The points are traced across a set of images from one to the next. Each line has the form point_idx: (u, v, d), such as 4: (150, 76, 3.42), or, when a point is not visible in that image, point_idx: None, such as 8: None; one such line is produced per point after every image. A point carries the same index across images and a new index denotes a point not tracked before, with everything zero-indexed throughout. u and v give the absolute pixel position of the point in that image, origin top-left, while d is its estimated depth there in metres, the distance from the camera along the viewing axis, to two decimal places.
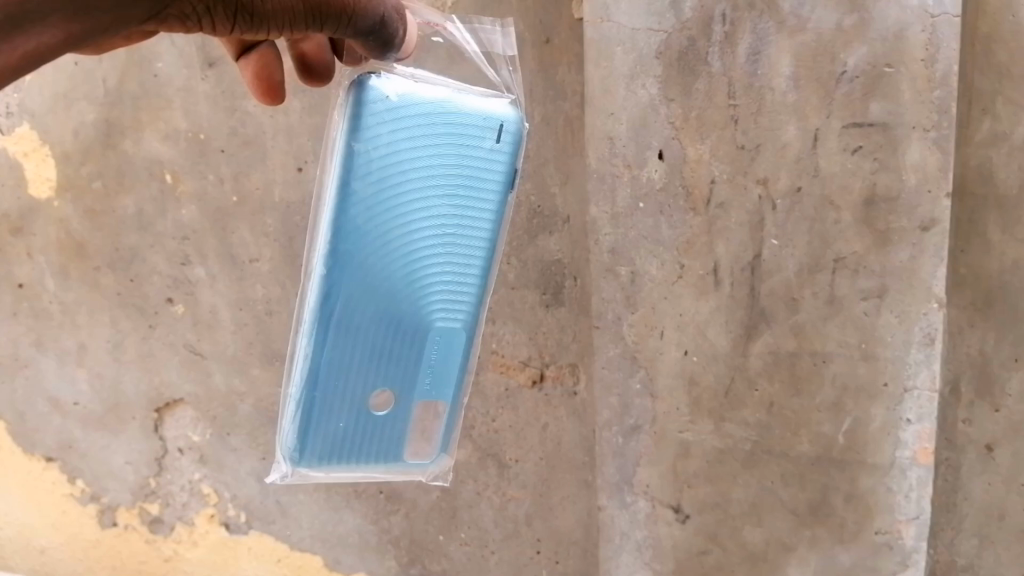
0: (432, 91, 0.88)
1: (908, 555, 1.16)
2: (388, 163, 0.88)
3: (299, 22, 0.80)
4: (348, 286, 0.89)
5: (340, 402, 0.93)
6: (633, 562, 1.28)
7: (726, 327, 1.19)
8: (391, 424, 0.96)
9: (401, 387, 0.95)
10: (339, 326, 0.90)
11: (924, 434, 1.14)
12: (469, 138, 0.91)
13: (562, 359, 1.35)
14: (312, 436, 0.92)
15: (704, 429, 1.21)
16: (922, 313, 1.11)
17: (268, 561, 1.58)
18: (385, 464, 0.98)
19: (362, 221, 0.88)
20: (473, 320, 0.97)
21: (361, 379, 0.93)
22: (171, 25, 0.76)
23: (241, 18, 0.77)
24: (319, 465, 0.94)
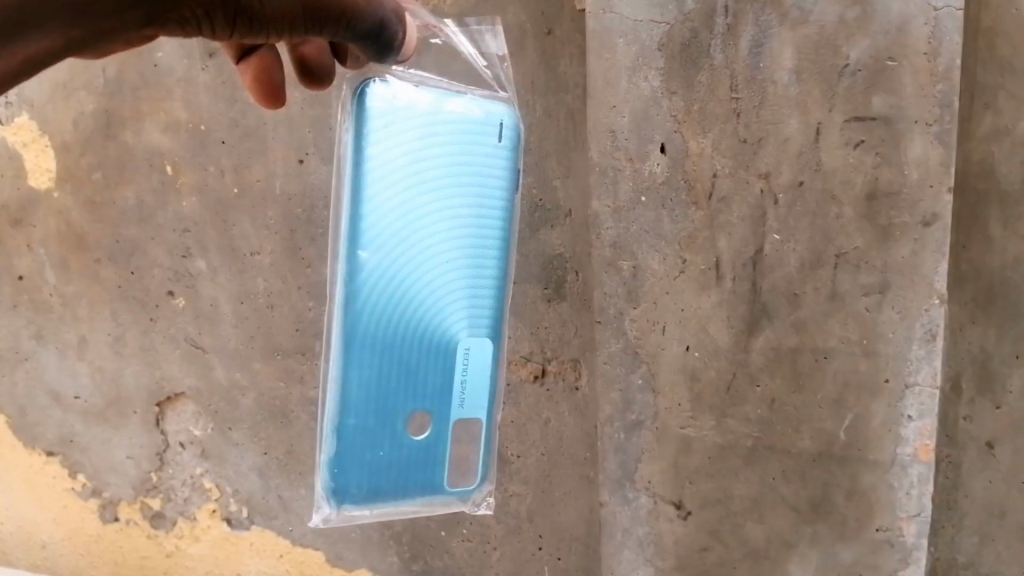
0: (428, 98, 0.94)
1: (909, 553, 1.15)
2: (399, 182, 0.94)
3: (300, 25, 0.77)
4: (371, 308, 0.97)
5: (377, 424, 1.00)
6: (634, 558, 1.28)
7: (727, 322, 1.19)
8: (429, 446, 1.02)
9: (432, 406, 1.01)
10: (365, 348, 0.98)
11: (925, 430, 1.13)
12: (471, 143, 0.95)
13: (564, 355, 1.35)
14: (353, 460, 1.01)
15: (705, 424, 1.21)
16: (923, 309, 1.11)
17: (269, 556, 1.58)
18: (429, 490, 1.03)
19: (381, 244, 0.95)
20: (499, 333, 1.01)
21: (392, 399, 1.00)
22: (168, 31, 0.73)
23: (241, 21, 0.74)
24: (366, 492, 1.02)
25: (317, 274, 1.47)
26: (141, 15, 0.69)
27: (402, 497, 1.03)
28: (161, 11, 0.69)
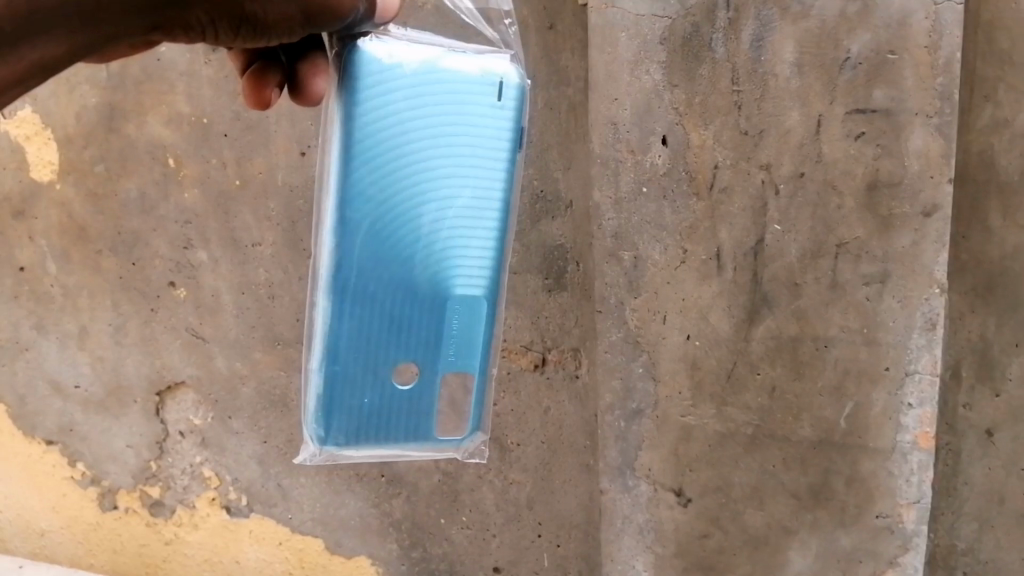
0: (421, 51, 0.86)
1: (909, 539, 1.17)
2: (391, 130, 0.86)
3: (298, 29, 0.80)
4: (360, 256, 0.89)
5: (363, 375, 0.93)
6: (634, 545, 1.29)
7: (728, 312, 1.19)
8: (417, 399, 0.95)
9: (423, 359, 0.94)
10: (355, 298, 0.90)
11: (924, 418, 1.15)
12: (467, 97, 0.88)
13: (564, 344, 1.36)
14: (336, 412, 0.93)
15: (706, 412, 1.22)
16: (923, 298, 1.12)
17: (269, 544, 1.58)
18: (417, 444, 0.97)
19: (372, 192, 0.87)
20: (495, 286, 0.95)
21: (381, 351, 0.93)
22: (173, 33, 0.78)
23: (244, 27, 0.78)
24: (348, 444, 0.95)
25: None
26: (144, 22, 0.73)
27: (387, 445, 0.96)
28: (163, 17, 0.74)
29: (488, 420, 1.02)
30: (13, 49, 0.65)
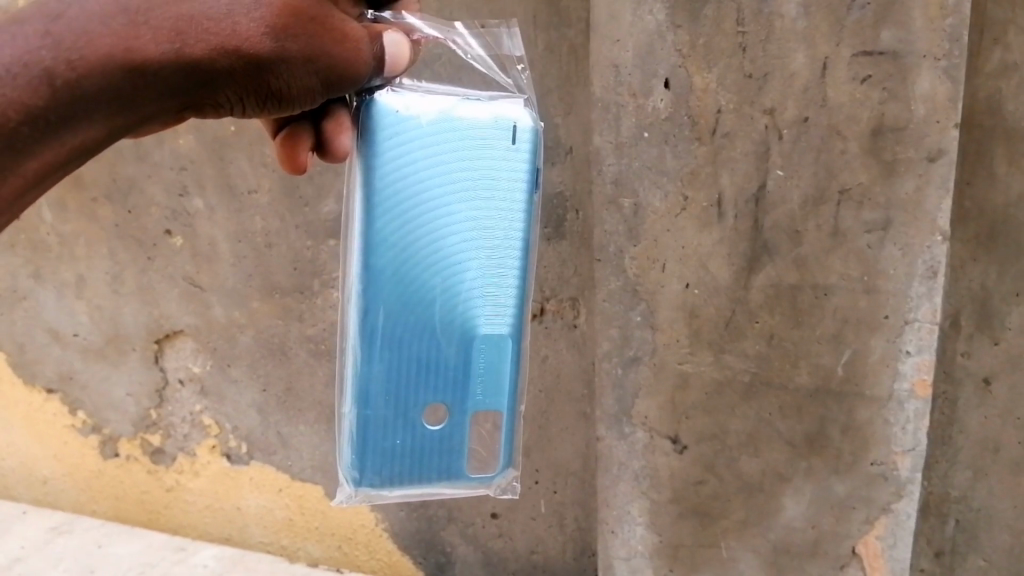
0: (434, 100, 0.86)
1: (904, 486, 1.18)
2: (409, 175, 0.87)
3: (319, 99, 0.84)
4: (385, 299, 0.89)
5: (394, 419, 0.92)
6: (630, 491, 1.28)
7: (728, 260, 1.18)
8: (448, 439, 0.93)
9: (452, 399, 0.92)
10: (382, 341, 0.90)
11: (923, 366, 1.15)
12: (478, 144, 0.88)
13: (563, 294, 1.35)
14: (370, 454, 0.92)
15: (704, 360, 1.22)
16: (925, 246, 1.11)
17: (268, 490, 1.60)
18: (450, 483, 0.95)
19: (394, 237, 0.88)
20: (521, 324, 0.94)
21: (408, 393, 0.92)
22: (202, 109, 0.83)
23: (270, 103, 0.81)
24: (383, 486, 0.94)
25: (315, 213, 1.46)
26: (174, 102, 0.79)
27: (421, 487, 0.95)
28: (190, 97, 0.79)
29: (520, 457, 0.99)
30: (57, 132, 0.74)
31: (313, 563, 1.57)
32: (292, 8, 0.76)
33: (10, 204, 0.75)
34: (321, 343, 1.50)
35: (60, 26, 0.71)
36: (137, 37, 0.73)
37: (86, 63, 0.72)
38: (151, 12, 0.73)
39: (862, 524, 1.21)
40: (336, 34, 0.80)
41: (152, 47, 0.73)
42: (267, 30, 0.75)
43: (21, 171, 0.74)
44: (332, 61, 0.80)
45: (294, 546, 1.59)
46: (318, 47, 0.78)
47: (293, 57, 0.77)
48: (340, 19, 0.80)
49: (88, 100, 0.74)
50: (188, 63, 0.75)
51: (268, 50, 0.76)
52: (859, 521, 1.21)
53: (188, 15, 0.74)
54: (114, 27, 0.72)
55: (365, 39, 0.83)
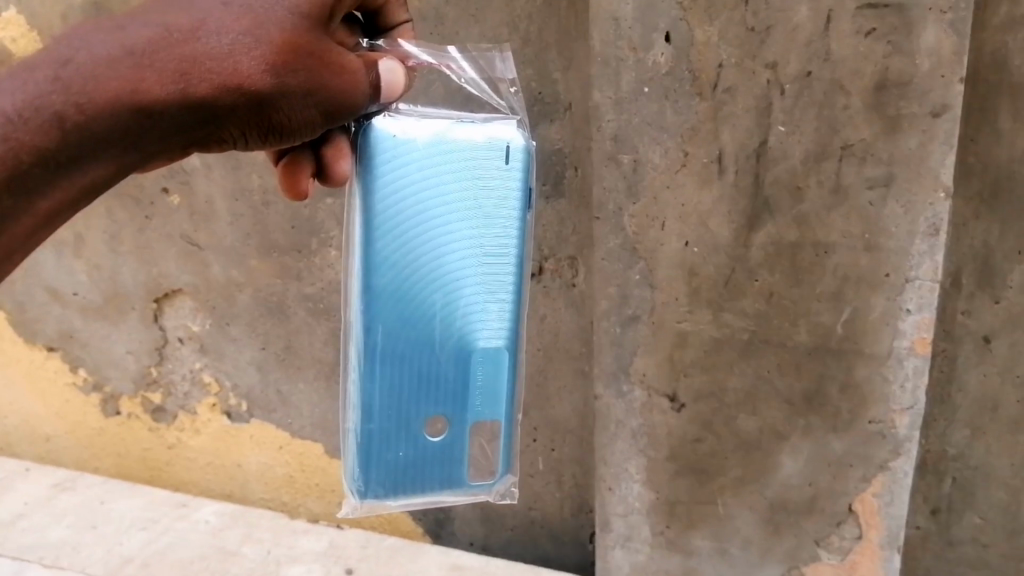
0: (430, 124, 0.90)
1: (901, 444, 1.18)
2: (408, 198, 0.91)
3: (319, 130, 0.88)
4: (387, 318, 0.93)
5: (398, 431, 0.97)
6: (628, 449, 1.30)
7: (728, 217, 1.17)
8: (448, 447, 0.99)
9: (451, 410, 0.98)
10: (385, 357, 0.94)
11: (924, 324, 1.13)
12: (474, 166, 0.92)
13: (562, 252, 1.35)
14: (375, 465, 0.97)
15: (703, 318, 1.21)
16: (927, 203, 1.09)
17: (269, 447, 1.61)
18: (451, 489, 1.00)
19: (393, 258, 0.92)
20: (516, 336, 0.99)
21: (411, 405, 0.96)
22: (210, 147, 0.88)
23: (271, 135, 0.86)
24: (388, 495, 0.98)
25: None
26: (179, 139, 0.84)
27: (424, 494, 1.00)
28: (195, 134, 0.84)
29: (517, 461, 1.05)
30: (67, 171, 0.81)
31: (313, 519, 1.59)
32: (291, 45, 0.81)
33: (23, 240, 0.84)
34: (319, 302, 1.49)
35: (70, 70, 0.78)
36: (142, 79, 0.79)
37: (95, 106, 0.78)
38: (155, 54, 0.79)
39: (859, 482, 1.21)
40: (333, 67, 0.84)
41: (157, 89, 0.79)
42: (267, 68, 0.80)
43: (37, 206, 0.82)
44: (330, 93, 0.85)
45: (295, 503, 1.61)
46: (316, 80, 0.83)
47: (293, 91, 0.82)
48: (338, 53, 0.85)
49: (98, 139, 0.80)
50: (192, 101, 0.80)
51: (269, 87, 0.81)
52: (857, 479, 1.21)
53: (190, 56, 0.79)
54: (121, 71, 0.78)
55: (361, 69, 0.87)
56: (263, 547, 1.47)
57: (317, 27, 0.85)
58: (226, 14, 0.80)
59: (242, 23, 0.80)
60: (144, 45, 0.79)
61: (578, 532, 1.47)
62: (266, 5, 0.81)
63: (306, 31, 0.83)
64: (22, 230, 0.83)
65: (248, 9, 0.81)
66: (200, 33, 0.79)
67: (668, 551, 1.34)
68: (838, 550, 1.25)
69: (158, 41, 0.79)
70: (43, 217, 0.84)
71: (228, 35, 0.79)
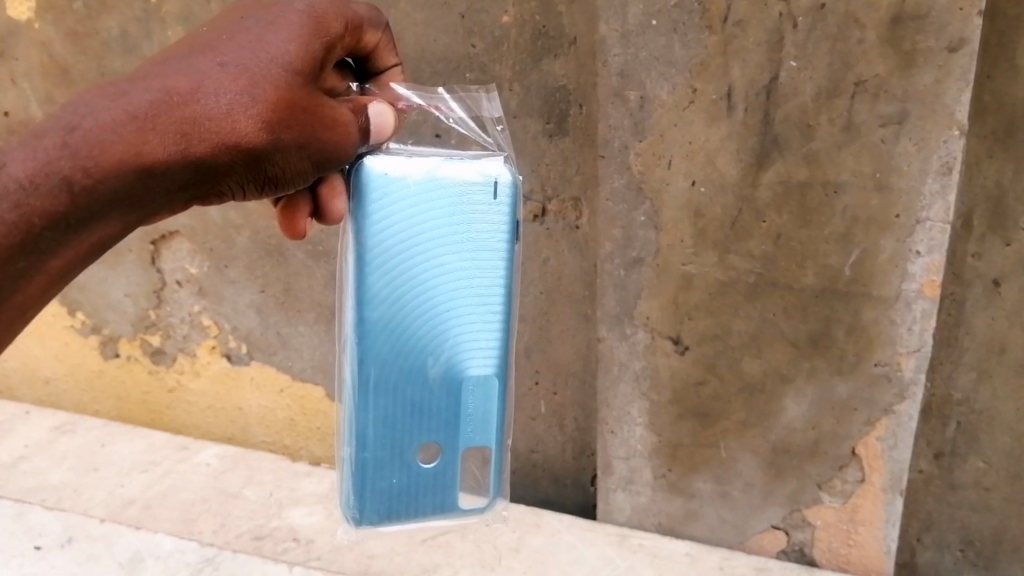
0: (420, 161, 0.87)
1: (907, 387, 1.17)
2: (399, 231, 0.88)
3: (312, 179, 0.87)
4: (380, 350, 0.90)
5: (391, 459, 0.94)
6: (630, 392, 1.30)
7: (736, 156, 1.14)
8: (441, 475, 0.95)
9: (444, 437, 0.94)
10: (378, 388, 0.91)
11: (933, 266, 1.11)
12: (464, 200, 0.88)
13: (565, 194, 1.32)
14: (369, 493, 0.94)
15: (709, 260, 1.19)
16: (941, 141, 1.06)
17: (270, 389, 1.60)
18: (444, 516, 0.97)
19: (386, 290, 0.89)
20: (506, 364, 0.95)
21: (404, 435, 0.93)
22: (209, 202, 0.85)
23: (267, 187, 0.84)
24: (382, 521, 0.95)
25: None
26: (182, 197, 0.82)
27: (417, 520, 0.97)
28: (196, 191, 0.82)
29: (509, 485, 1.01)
30: (77, 233, 0.78)
31: (314, 462, 1.59)
32: (285, 101, 0.80)
33: (36, 299, 0.79)
34: (319, 245, 1.46)
35: (76, 136, 0.75)
36: (146, 142, 0.76)
37: (102, 169, 0.75)
38: (157, 116, 0.77)
39: (863, 425, 1.20)
40: (326, 119, 0.83)
41: (160, 151, 0.77)
42: (263, 125, 0.79)
43: (46, 269, 0.78)
44: (323, 145, 0.84)
45: (296, 446, 1.61)
46: (310, 135, 0.82)
47: (287, 146, 0.81)
48: (330, 105, 0.84)
49: (105, 203, 0.77)
50: (193, 162, 0.78)
51: (264, 142, 0.79)
52: (860, 422, 1.20)
53: (192, 117, 0.77)
54: (125, 134, 0.76)
55: (352, 120, 0.86)
56: (264, 490, 1.47)
57: (310, 80, 0.83)
58: (224, 74, 0.79)
59: (238, 83, 0.79)
60: (146, 108, 0.77)
61: (579, 475, 1.47)
62: (260, 62, 0.80)
63: (300, 87, 0.82)
64: (31, 295, 0.78)
65: (244, 67, 0.79)
66: (198, 94, 0.78)
67: (669, 493, 1.34)
68: (841, 493, 1.25)
69: (159, 104, 0.77)
70: (55, 278, 0.79)
71: (226, 94, 0.78)
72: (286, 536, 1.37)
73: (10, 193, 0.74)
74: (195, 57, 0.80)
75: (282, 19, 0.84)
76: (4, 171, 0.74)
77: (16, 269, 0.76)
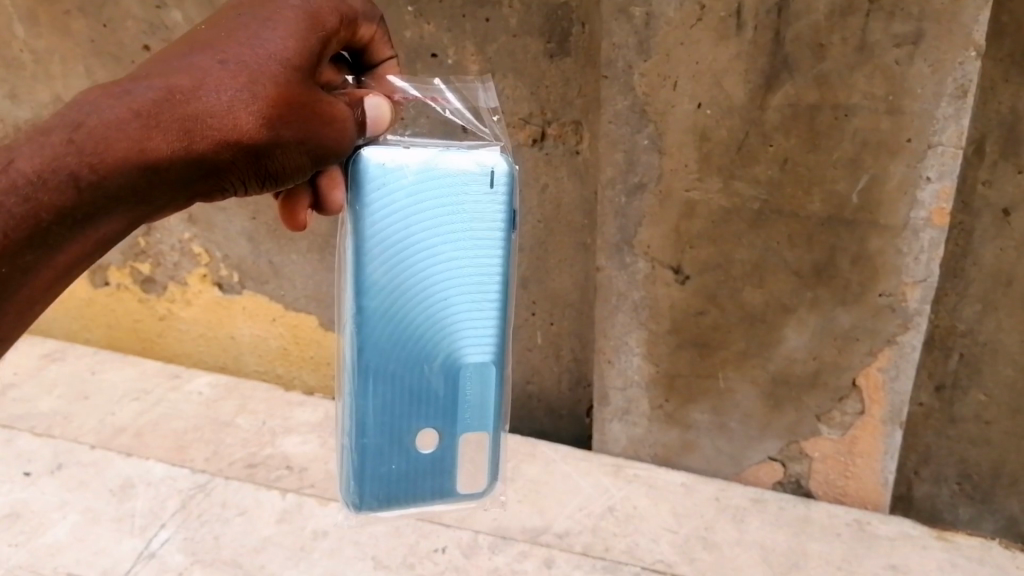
0: (419, 151, 0.85)
1: (911, 318, 1.15)
2: (398, 220, 0.86)
3: (310, 174, 0.83)
4: (377, 341, 0.90)
5: (390, 444, 0.94)
6: (629, 322, 1.28)
7: (744, 77, 1.08)
8: (439, 460, 0.95)
9: (442, 424, 0.94)
10: (376, 377, 0.91)
11: (943, 194, 1.08)
12: (461, 190, 0.87)
13: (566, 117, 1.27)
14: (370, 477, 0.95)
15: (713, 187, 1.15)
16: (956, 63, 1.01)
17: (262, 319, 1.58)
18: (442, 499, 0.97)
19: (385, 281, 0.88)
20: (503, 352, 0.94)
21: (402, 421, 0.93)
22: (210, 198, 0.81)
23: (269, 183, 0.81)
24: (382, 505, 0.96)
25: None
26: (185, 196, 0.78)
27: (416, 504, 0.97)
28: (199, 188, 0.78)
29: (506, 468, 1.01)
30: (83, 228, 0.74)
31: (308, 392, 1.58)
32: (285, 96, 0.77)
33: (42, 295, 0.75)
34: None
35: (82, 133, 0.71)
36: (149, 138, 0.73)
37: (108, 165, 0.71)
38: (161, 113, 0.73)
39: (865, 356, 1.19)
40: (323, 114, 0.80)
41: (163, 146, 0.73)
42: (264, 121, 0.76)
43: (52, 265, 0.74)
44: (321, 140, 0.80)
45: (290, 375, 1.60)
46: (309, 130, 0.79)
47: (288, 142, 0.78)
48: (327, 99, 0.81)
49: (110, 200, 0.73)
50: (196, 159, 0.75)
51: (265, 139, 0.76)
52: (862, 353, 1.19)
53: (194, 114, 0.74)
54: (129, 131, 0.72)
55: (349, 113, 0.83)
56: (257, 419, 1.46)
57: (307, 76, 0.80)
58: (224, 71, 0.76)
59: (239, 79, 0.75)
60: (149, 105, 0.73)
61: (575, 406, 1.46)
62: (259, 59, 0.77)
63: (298, 82, 0.79)
64: (39, 289, 0.74)
65: (244, 64, 0.77)
66: (200, 91, 0.74)
67: (666, 424, 1.33)
68: (840, 425, 1.25)
69: (161, 101, 0.73)
70: (61, 273, 0.75)
71: (227, 90, 0.75)
72: (280, 464, 1.36)
73: (18, 188, 0.69)
74: (194, 57, 0.77)
75: (278, 16, 0.81)
76: (12, 168, 0.69)
77: (23, 262, 0.71)
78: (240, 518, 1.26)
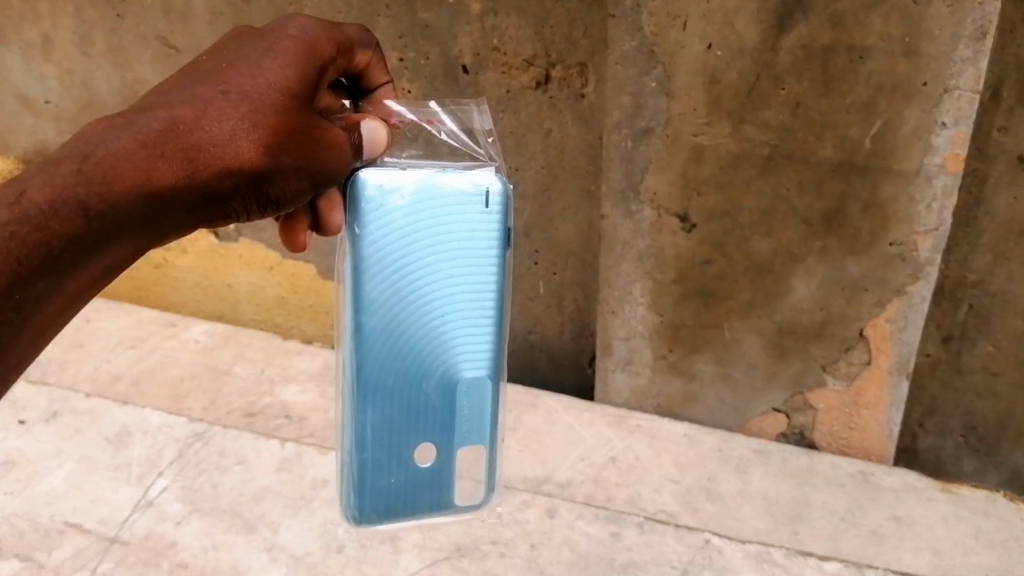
0: (415, 172, 0.85)
1: (921, 267, 1.13)
2: (395, 240, 0.85)
3: (309, 198, 0.83)
4: (376, 357, 0.88)
5: (389, 459, 0.92)
6: (634, 271, 1.26)
7: (757, 17, 1.04)
8: (437, 474, 0.93)
9: (440, 437, 0.92)
10: (376, 392, 0.89)
11: (958, 139, 1.05)
12: (457, 209, 0.86)
13: (571, 59, 1.23)
14: (369, 492, 0.92)
15: (722, 131, 1.12)
16: (977, 3, 0.98)
17: (260, 267, 1.55)
18: (442, 513, 0.95)
19: (383, 299, 0.86)
20: (499, 367, 0.93)
21: (401, 436, 0.91)
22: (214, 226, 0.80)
23: (270, 209, 0.80)
24: (381, 519, 0.94)
25: None
26: (190, 222, 0.77)
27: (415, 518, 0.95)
28: (202, 216, 0.77)
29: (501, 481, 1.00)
30: (92, 254, 0.71)
31: (306, 341, 1.56)
32: (284, 125, 0.77)
33: (55, 317, 0.72)
34: None
35: (90, 163, 0.70)
36: (155, 168, 0.72)
37: (117, 194, 0.70)
38: (164, 143, 0.72)
39: (873, 307, 1.17)
40: (321, 140, 0.80)
41: (169, 174, 0.72)
42: (264, 148, 0.75)
43: (64, 290, 0.71)
44: (319, 166, 0.80)
45: (288, 324, 1.58)
46: (308, 157, 0.78)
47: (288, 168, 0.77)
48: (324, 125, 0.81)
49: (119, 228, 0.72)
50: (200, 186, 0.74)
51: (265, 166, 0.76)
52: (870, 303, 1.17)
53: (197, 143, 0.73)
54: (135, 160, 0.71)
55: (346, 139, 0.83)
56: (255, 367, 1.44)
57: (305, 104, 0.80)
58: (225, 101, 0.75)
59: (240, 110, 0.75)
60: (154, 136, 0.72)
61: (577, 357, 1.45)
62: (259, 90, 0.77)
63: (296, 111, 0.78)
64: (50, 316, 0.71)
65: (244, 95, 0.76)
66: (202, 121, 0.74)
67: (669, 374, 1.32)
68: (845, 375, 1.24)
69: (166, 132, 0.73)
70: (73, 298, 0.72)
71: (228, 120, 0.74)
72: (279, 413, 1.35)
73: (29, 218, 0.67)
74: (196, 89, 0.77)
75: (276, 45, 0.81)
76: (24, 199, 0.67)
77: (36, 289, 0.68)
78: (239, 467, 1.25)
